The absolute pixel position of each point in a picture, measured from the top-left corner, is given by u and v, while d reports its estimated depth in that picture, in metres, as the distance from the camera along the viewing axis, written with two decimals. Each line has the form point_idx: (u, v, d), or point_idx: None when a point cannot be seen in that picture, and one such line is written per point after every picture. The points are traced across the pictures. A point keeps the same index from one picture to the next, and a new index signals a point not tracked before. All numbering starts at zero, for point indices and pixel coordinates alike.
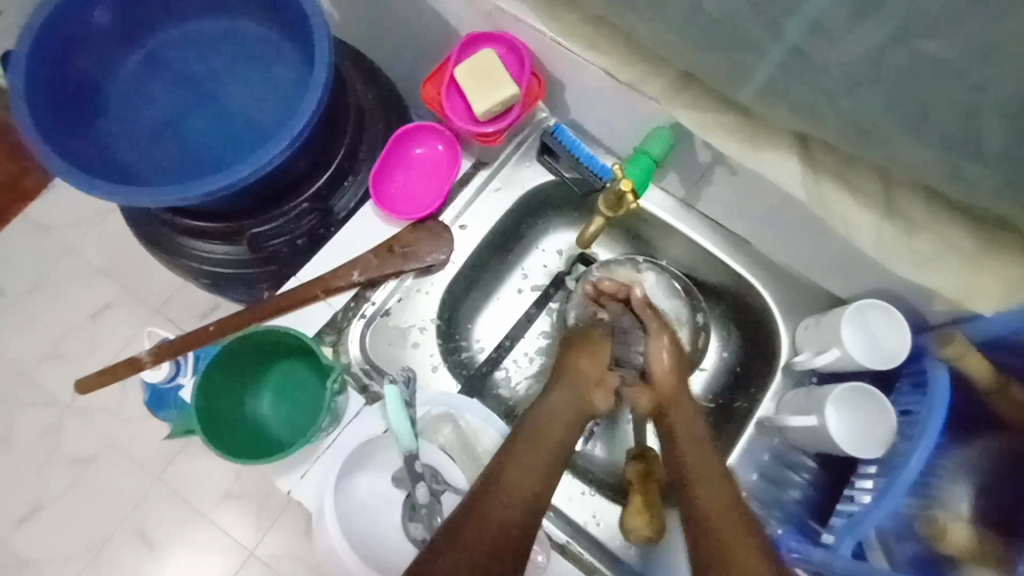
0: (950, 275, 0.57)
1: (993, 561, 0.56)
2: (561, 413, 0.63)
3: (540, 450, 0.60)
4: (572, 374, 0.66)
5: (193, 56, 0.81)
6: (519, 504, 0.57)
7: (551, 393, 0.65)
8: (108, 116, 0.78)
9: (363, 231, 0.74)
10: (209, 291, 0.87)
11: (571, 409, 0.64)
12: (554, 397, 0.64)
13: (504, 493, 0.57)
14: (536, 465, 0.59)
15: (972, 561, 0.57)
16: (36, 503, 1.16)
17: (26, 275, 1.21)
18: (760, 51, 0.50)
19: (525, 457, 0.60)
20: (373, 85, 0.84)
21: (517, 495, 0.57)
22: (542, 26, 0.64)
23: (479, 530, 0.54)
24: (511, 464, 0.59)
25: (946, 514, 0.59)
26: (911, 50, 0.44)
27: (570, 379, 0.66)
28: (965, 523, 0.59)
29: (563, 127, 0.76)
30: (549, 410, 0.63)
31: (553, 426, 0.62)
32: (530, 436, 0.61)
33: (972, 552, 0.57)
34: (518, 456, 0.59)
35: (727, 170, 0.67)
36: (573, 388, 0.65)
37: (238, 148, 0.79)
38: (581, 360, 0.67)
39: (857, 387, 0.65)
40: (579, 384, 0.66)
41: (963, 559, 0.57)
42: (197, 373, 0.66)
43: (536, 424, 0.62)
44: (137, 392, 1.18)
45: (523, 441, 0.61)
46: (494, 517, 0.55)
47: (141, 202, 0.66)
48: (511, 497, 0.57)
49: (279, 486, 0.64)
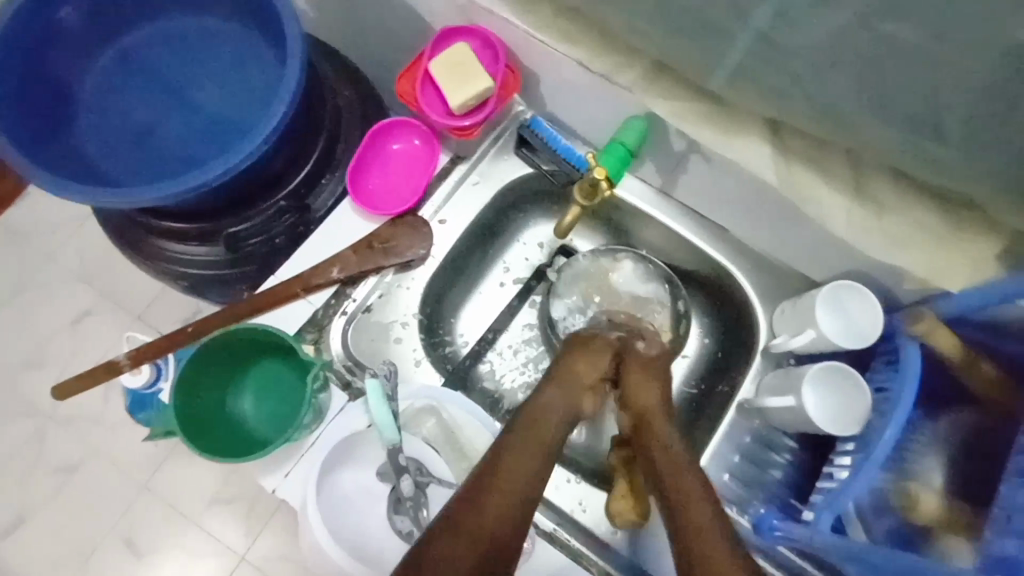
0: (917, 254, 0.59)
1: (965, 528, 0.57)
2: (551, 413, 0.62)
3: (534, 446, 0.59)
4: (567, 372, 0.64)
5: (163, 55, 0.80)
6: (513, 501, 0.55)
7: (545, 389, 0.63)
8: (78, 118, 0.77)
9: (342, 228, 0.73)
10: (188, 294, 0.87)
11: (562, 409, 0.62)
12: (546, 395, 0.63)
13: (501, 488, 0.55)
14: (530, 462, 0.58)
15: (944, 528, 0.58)
16: (18, 515, 1.14)
17: (1, 284, 1.19)
18: (728, 38, 0.51)
19: (521, 452, 0.58)
20: (349, 82, 0.84)
21: (513, 492, 0.55)
22: (514, 18, 0.65)
23: (477, 522, 0.53)
24: (508, 458, 0.57)
25: (920, 485, 0.61)
26: (871, 33, 0.45)
27: (563, 373, 0.64)
28: (937, 493, 0.60)
29: (540, 121, 0.77)
30: (540, 408, 0.62)
31: (547, 423, 0.61)
32: (526, 432, 0.59)
33: (943, 520, 0.58)
34: (514, 450, 0.58)
35: (701, 158, 0.68)
36: (564, 386, 0.63)
37: (213, 147, 0.78)
38: (575, 359, 0.65)
39: (832, 366, 0.67)
40: (569, 385, 0.64)
41: (936, 527, 0.59)
42: (177, 373, 0.65)
43: (530, 420, 0.60)
44: (120, 399, 1.16)
45: (517, 436, 0.59)
46: (491, 511, 0.54)
47: (114, 203, 0.65)
48: (506, 492, 0.55)
49: (263, 485, 0.64)
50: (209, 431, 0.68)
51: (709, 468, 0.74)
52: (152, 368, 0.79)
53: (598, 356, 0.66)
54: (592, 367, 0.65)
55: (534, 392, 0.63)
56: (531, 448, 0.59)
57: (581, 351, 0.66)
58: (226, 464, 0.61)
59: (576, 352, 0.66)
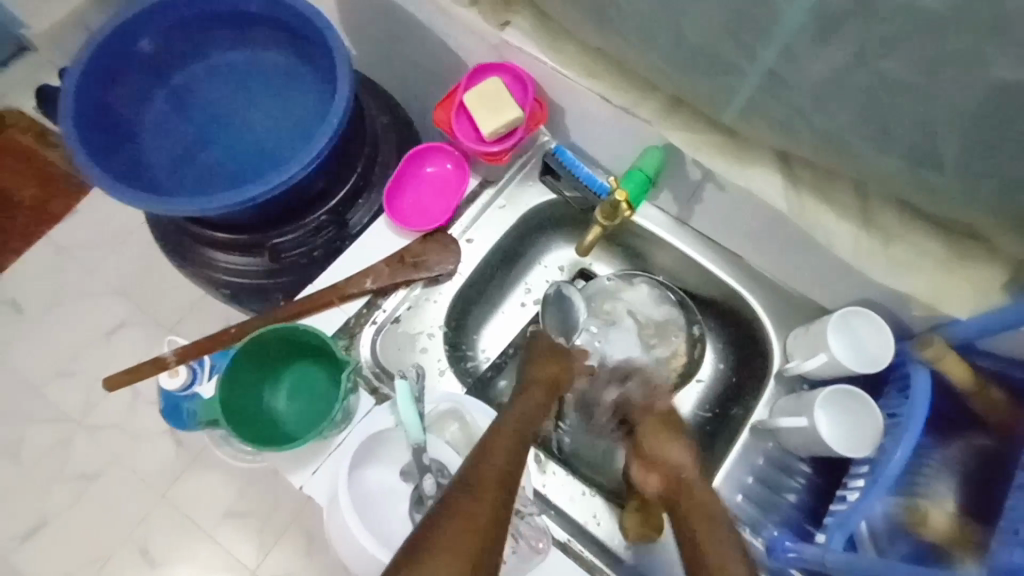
0: (921, 280, 0.62)
1: (973, 544, 0.57)
2: (527, 416, 0.69)
3: (514, 441, 0.64)
4: (547, 379, 0.74)
5: (224, 82, 0.88)
6: (499, 492, 0.58)
7: (527, 390, 0.72)
8: (144, 133, 0.85)
9: (378, 243, 0.78)
10: (227, 303, 0.92)
11: (539, 411, 0.70)
12: (523, 400, 0.70)
13: (490, 480, 0.58)
14: (514, 452, 0.63)
15: (952, 545, 0.58)
16: (39, 519, 1.17)
17: (43, 294, 1.25)
18: (738, 73, 0.56)
19: (506, 444, 0.63)
20: (387, 111, 0.91)
21: (503, 482, 0.59)
22: (543, 56, 0.71)
23: (472, 514, 0.54)
24: (494, 453, 0.62)
25: (930, 504, 0.62)
26: (869, 70, 0.50)
27: (539, 378, 0.74)
28: (948, 512, 0.61)
29: (562, 149, 0.82)
30: (516, 412, 0.68)
31: (529, 424, 0.68)
32: (511, 430, 0.65)
33: (951, 537, 0.59)
34: (502, 442, 0.63)
35: (715, 186, 0.73)
36: (542, 389, 0.73)
37: (262, 166, 0.86)
38: (552, 365, 0.76)
39: (841, 390, 0.68)
40: (547, 390, 0.73)
41: (945, 543, 0.59)
42: (223, 368, 0.70)
43: (514, 420, 0.67)
44: (147, 408, 1.21)
45: (506, 431, 0.65)
46: (484, 503, 0.56)
47: (173, 211, 0.71)
48: (494, 484, 0.58)
49: (291, 481, 0.68)
50: (247, 421, 0.72)
51: (724, 487, 0.75)
52: (188, 371, 0.83)
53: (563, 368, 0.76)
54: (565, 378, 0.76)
55: (514, 398, 0.71)
56: (512, 443, 0.63)
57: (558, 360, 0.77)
58: (266, 452, 0.65)
59: (555, 361, 0.77)
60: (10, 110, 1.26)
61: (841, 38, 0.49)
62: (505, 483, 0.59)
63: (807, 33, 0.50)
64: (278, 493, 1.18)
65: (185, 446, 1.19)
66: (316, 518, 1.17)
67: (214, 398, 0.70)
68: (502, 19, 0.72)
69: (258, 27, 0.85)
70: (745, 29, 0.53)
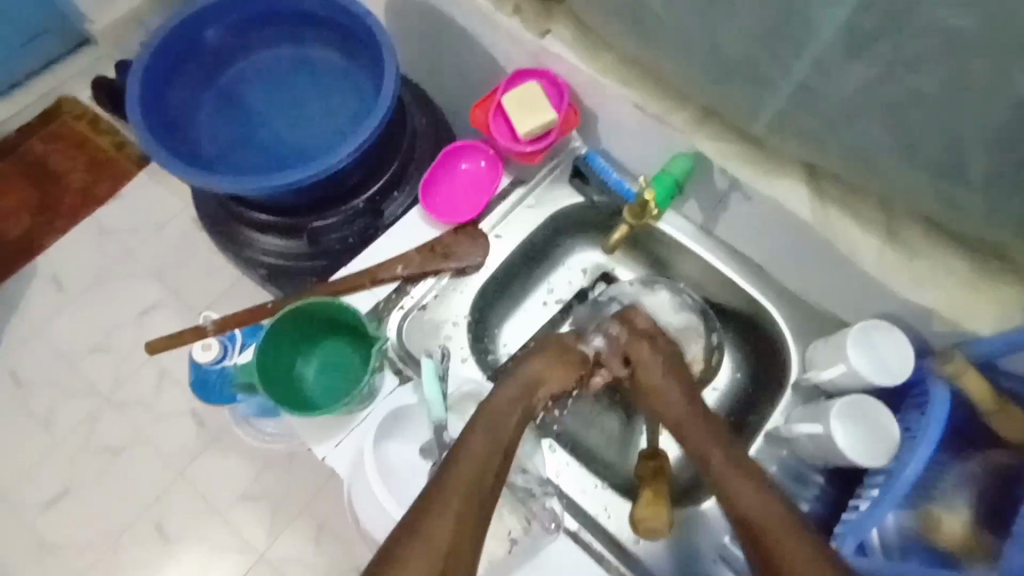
0: (943, 296, 0.63)
1: (984, 553, 0.58)
2: (502, 414, 0.66)
3: (486, 446, 0.62)
4: (526, 379, 0.69)
5: (276, 73, 0.93)
6: (465, 502, 0.57)
7: (503, 385, 0.69)
8: (201, 116, 0.90)
9: (411, 234, 0.82)
10: (264, 284, 0.97)
11: (517, 408, 0.67)
12: (498, 396, 0.67)
13: (456, 490, 0.57)
14: (485, 456, 0.61)
15: (964, 552, 0.59)
16: (62, 489, 1.18)
17: (84, 273, 1.28)
18: (770, 83, 0.59)
19: (477, 448, 0.61)
20: (424, 109, 0.95)
21: (472, 492, 0.58)
22: (580, 63, 0.75)
23: (436, 530, 0.55)
24: (462, 457, 0.60)
25: (944, 508, 0.62)
26: (895, 84, 0.52)
27: (523, 375, 0.69)
28: (961, 517, 0.61)
29: (593, 154, 0.84)
30: (487, 416, 0.65)
31: (503, 423, 0.65)
32: (483, 431, 0.63)
33: (962, 543, 0.60)
34: (470, 448, 0.61)
35: (741, 196, 0.74)
36: (521, 385, 0.69)
37: (308, 153, 0.91)
38: (536, 363, 0.71)
39: (857, 401, 0.69)
40: (527, 387, 0.69)
41: (956, 549, 0.60)
42: (261, 335, 0.74)
43: (485, 421, 0.64)
44: (173, 387, 1.23)
45: (477, 434, 0.63)
46: (448, 520, 0.55)
47: (225, 187, 0.76)
48: (461, 493, 0.57)
49: (314, 452, 0.72)
50: (278, 385, 0.76)
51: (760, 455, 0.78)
52: (221, 346, 0.89)
53: (569, 369, 0.72)
54: (557, 378, 0.71)
55: (490, 393, 0.68)
56: (486, 448, 0.62)
57: (551, 358, 0.72)
58: (298, 416, 0.69)
59: (547, 361, 0.72)
60: (68, 99, 1.34)
61: (870, 54, 0.51)
62: (476, 490, 0.58)
63: (839, 48, 0.52)
64: (292, 479, 1.19)
65: (205, 427, 1.21)
66: (326, 507, 1.17)
67: (253, 360, 0.74)
68: (543, 28, 0.76)
69: (310, 25, 0.91)
70: (779, 41, 0.55)
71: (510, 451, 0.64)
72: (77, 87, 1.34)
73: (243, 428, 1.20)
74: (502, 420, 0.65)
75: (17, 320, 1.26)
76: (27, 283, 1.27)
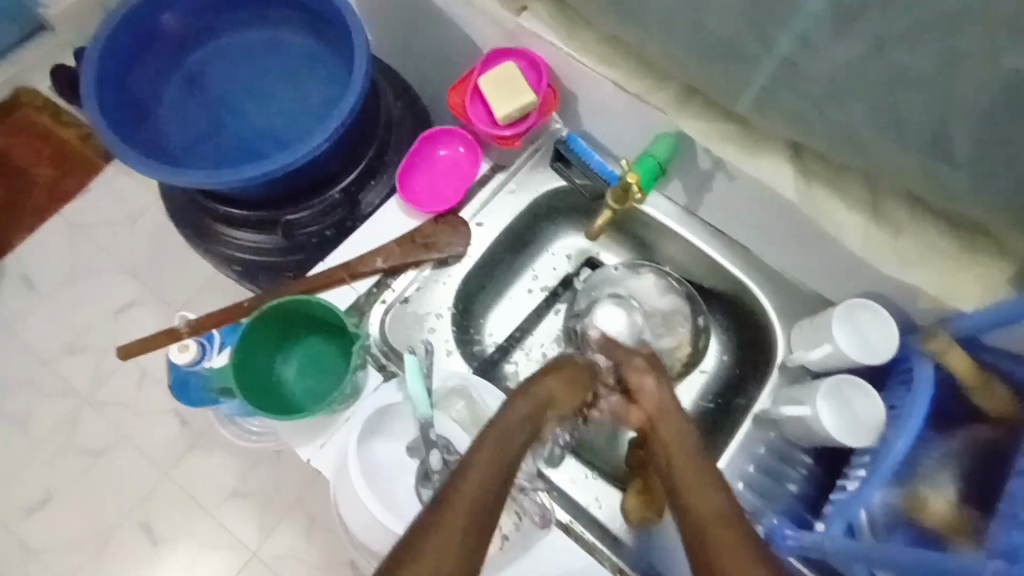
0: (928, 273, 0.63)
1: (966, 530, 0.59)
2: (509, 435, 0.59)
3: (492, 462, 0.56)
4: (541, 398, 0.63)
5: (241, 57, 0.89)
6: (468, 525, 0.51)
7: (512, 403, 0.62)
8: (163, 105, 0.86)
9: (390, 224, 0.79)
10: (239, 281, 0.94)
11: (526, 429, 0.61)
12: (509, 413, 0.61)
13: (460, 512, 0.52)
14: (490, 475, 0.56)
15: (948, 530, 0.60)
16: (43, 493, 1.16)
17: (54, 271, 1.23)
18: (756, 59, 0.57)
19: (482, 470, 0.56)
20: (398, 94, 0.92)
21: (475, 514, 0.52)
22: (558, 43, 0.72)
23: (437, 556, 0.49)
24: (467, 477, 0.55)
25: (929, 487, 0.63)
26: (883, 59, 0.50)
27: (538, 393, 0.64)
28: (946, 496, 0.62)
29: (573, 135, 0.82)
30: (495, 435, 0.59)
31: (511, 440, 0.59)
32: (489, 452, 0.57)
33: (947, 522, 0.61)
34: (477, 466, 0.56)
35: (726, 176, 0.73)
36: (533, 404, 0.63)
37: (278, 142, 0.87)
38: (551, 382, 0.65)
39: (841, 379, 0.69)
40: (538, 408, 0.63)
41: (941, 527, 0.61)
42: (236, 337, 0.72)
43: (492, 442, 0.58)
44: (153, 387, 1.20)
45: (482, 455, 0.57)
46: (450, 543, 0.50)
47: (190, 181, 0.72)
48: (464, 516, 0.52)
49: (298, 454, 0.70)
50: (258, 386, 0.74)
51: (727, 468, 0.76)
52: (198, 346, 0.86)
53: (581, 391, 0.67)
54: (569, 398, 0.66)
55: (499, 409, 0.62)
56: (491, 468, 0.56)
57: (565, 378, 0.66)
58: (279, 419, 0.67)
59: (560, 379, 0.66)
60: (26, 89, 1.28)
61: (856, 28, 0.50)
62: (484, 514, 0.53)
63: (825, 21, 0.51)
64: (281, 475, 1.17)
65: (189, 426, 1.19)
66: (317, 501, 1.16)
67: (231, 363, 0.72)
68: (519, 6, 0.72)
69: (276, 8, 0.87)
70: (764, 16, 0.53)
71: (512, 475, 0.58)
72: (36, 77, 1.28)
73: (226, 427, 1.17)
74: (511, 440, 0.59)
75: None
76: None
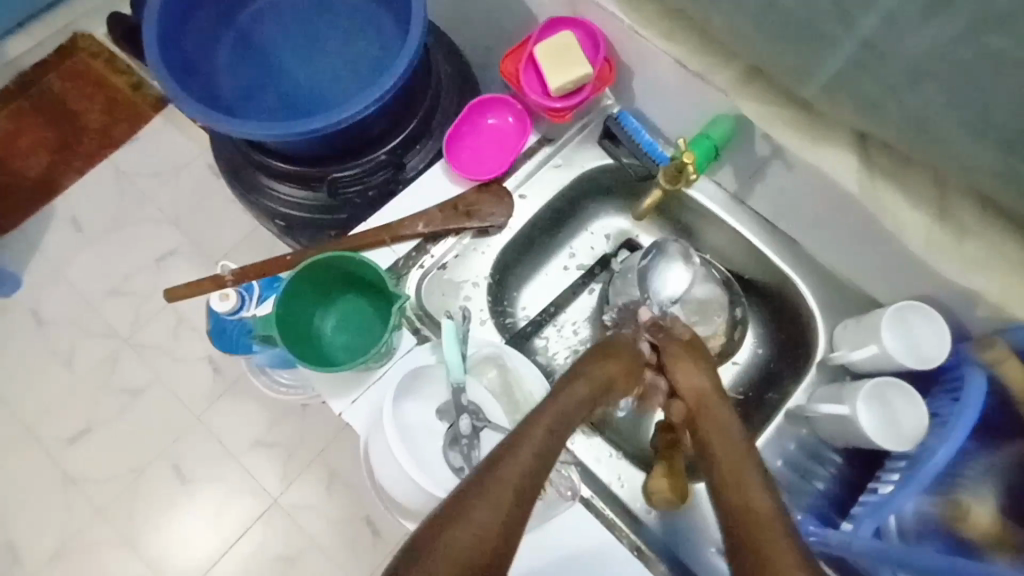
0: (995, 280, 0.59)
1: (1014, 544, 0.58)
2: (563, 415, 0.58)
3: (536, 459, 0.53)
4: (600, 376, 0.64)
5: (297, 12, 0.89)
6: (518, 495, 0.49)
7: (572, 384, 0.62)
8: (219, 55, 0.86)
9: (433, 189, 0.79)
10: (280, 236, 0.96)
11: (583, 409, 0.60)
12: (565, 390, 0.61)
13: (511, 480, 0.50)
14: (532, 469, 0.52)
15: (992, 543, 0.59)
16: (84, 426, 1.21)
17: (103, 215, 1.27)
18: (833, 41, 0.54)
19: (535, 443, 0.54)
20: (449, 59, 0.91)
21: (526, 488, 0.50)
22: (619, 13, 0.69)
23: (483, 523, 0.46)
24: (521, 447, 0.54)
25: (972, 497, 0.62)
26: (974, 45, 0.47)
27: (594, 375, 0.63)
28: (989, 507, 0.61)
29: (626, 114, 0.80)
30: (550, 412, 0.58)
31: (568, 420, 0.58)
32: (544, 429, 0.56)
33: (992, 534, 0.60)
34: (530, 439, 0.54)
35: (782, 164, 0.71)
36: (593, 385, 0.63)
37: (328, 100, 0.87)
38: (608, 365, 0.65)
39: (884, 383, 0.67)
40: (597, 387, 0.63)
41: (984, 539, 0.60)
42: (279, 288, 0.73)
43: (548, 418, 0.57)
44: (190, 334, 1.24)
45: (538, 429, 0.56)
46: (496, 513, 0.47)
47: (244, 132, 0.73)
48: (512, 489, 0.49)
49: (332, 407, 0.72)
50: (297, 338, 0.75)
51: (765, 449, 0.76)
52: (238, 296, 0.88)
53: (633, 377, 0.67)
54: (624, 381, 0.66)
55: (559, 387, 0.62)
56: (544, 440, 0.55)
57: (610, 359, 0.66)
58: (317, 370, 0.69)
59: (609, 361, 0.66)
60: (84, 36, 1.31)
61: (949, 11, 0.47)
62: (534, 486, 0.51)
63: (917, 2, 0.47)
64: (306, 428, 1.21)
65: (221, 374, 1.23)
66: (338, 456, 1.20)
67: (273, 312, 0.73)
68: None
69: None
70: None
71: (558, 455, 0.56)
72: (93, 23, 1.31)
73: (256, 377, 1.21)
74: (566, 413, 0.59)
75: (38, 260, 1.26)
76: (47, 223, 1.27)
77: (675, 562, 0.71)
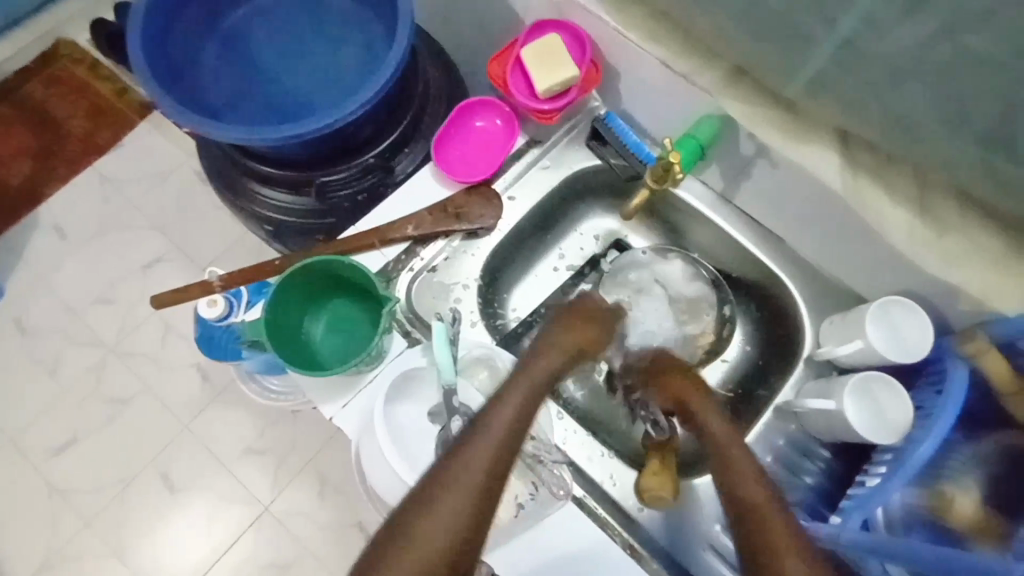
0: (976, 274, 0.60)
1: (995, 531, 0.58)
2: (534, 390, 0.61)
3: (507, 433, 0.56)
4: (571, 340, 0.68)
5: (283, 16, 0.89)
6: (485, 477, 0.52)
7: (544, 353, 0.65)
8: (205, 60, 0.86)
9: (423, 192, 0.79)
10: (269, 242, 0.95)
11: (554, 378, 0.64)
12: (538, 360, 0.64)
13: (478, 462, 0.53)
14: (503, 442, 0.55)
15: (974, 530, 0.59)
16: (70, 436, 1.19)
17: (87, 222, 1.26)
18: (814, 41, 0.55)
19: (504, 417, 0.57)
20: (436, 62, 0.91)
21: (494, 467, 0.53)
22: (604, 16, 0.70)
23: (452, 508, 0.51)
24: (492, 421, 0.56)
25: (956, 488, 0.62)
26: (950, 43, 0.48)
27: (563, 342, 0.67)
28: (974, 497, 0.61)
29: (613, 115, 0.81)
30: (521, 388, 0.60)
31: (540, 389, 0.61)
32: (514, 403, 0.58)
33: (974, 522, 0.60)
34: (500, 415, 0.57)
35: (767, 163, 0.72)
36: (565, 351, 0.66)
37: (315, 103, 0.87)
38: (572, 333, 0.69)
39: (869, 377, 0.68)
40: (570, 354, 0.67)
41: (966, 527, 0.60)
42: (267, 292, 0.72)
43: (521, 390, 0.60)
44: (178, 341, 1.23)
45: (507, 404, 0.58)
46: (466, 500, 0.51)
47: (230, 137, 0.72)
48: (480, 472, 0.52)
49: (322, 411, 0.71)
50: (287, 341, 0.75)
51: (755, 444, 0.77)
52: (226, 303, 0.87)
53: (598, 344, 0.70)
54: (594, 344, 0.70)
55: (531, 355, 0.65)
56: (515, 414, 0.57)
57: (574, 325, 0.70)
58: (307, 374, 0.69)
59: (572, 326, 0.70)
60: (66, 42, 1.30)
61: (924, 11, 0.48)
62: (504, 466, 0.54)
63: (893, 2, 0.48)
64: (297, 434, 1.20)
65: (210, 381, 1.22)
66: (330, 462, 1.19)
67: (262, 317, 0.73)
68: None
69: None
70: None
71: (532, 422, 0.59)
72: (75, 29, 1.29)
73: (246, 381, 1.21)
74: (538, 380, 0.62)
75: (21, 269, 1.24)
76: (29, 232, 1.25)
77: (668, 560, 0.71)
